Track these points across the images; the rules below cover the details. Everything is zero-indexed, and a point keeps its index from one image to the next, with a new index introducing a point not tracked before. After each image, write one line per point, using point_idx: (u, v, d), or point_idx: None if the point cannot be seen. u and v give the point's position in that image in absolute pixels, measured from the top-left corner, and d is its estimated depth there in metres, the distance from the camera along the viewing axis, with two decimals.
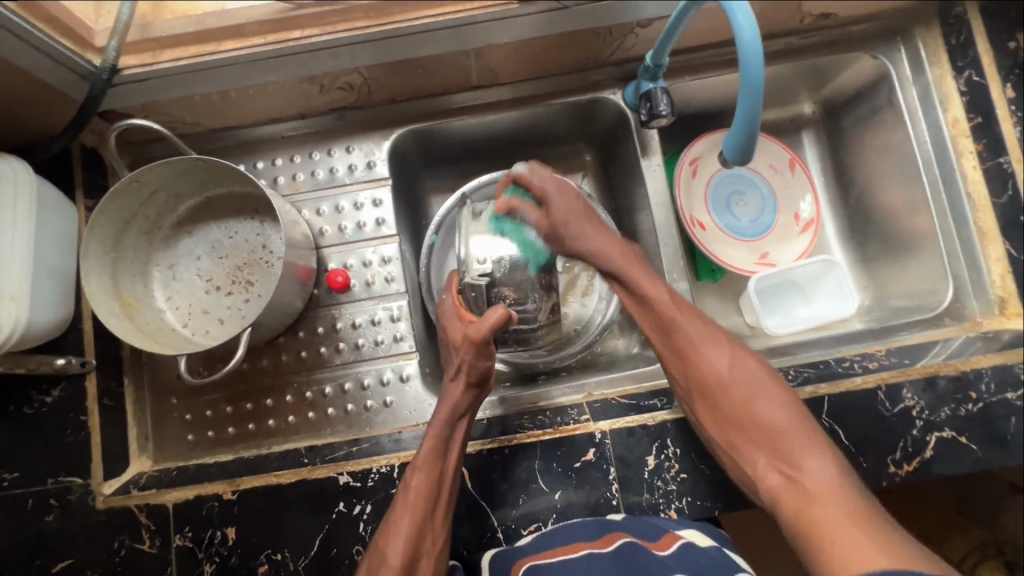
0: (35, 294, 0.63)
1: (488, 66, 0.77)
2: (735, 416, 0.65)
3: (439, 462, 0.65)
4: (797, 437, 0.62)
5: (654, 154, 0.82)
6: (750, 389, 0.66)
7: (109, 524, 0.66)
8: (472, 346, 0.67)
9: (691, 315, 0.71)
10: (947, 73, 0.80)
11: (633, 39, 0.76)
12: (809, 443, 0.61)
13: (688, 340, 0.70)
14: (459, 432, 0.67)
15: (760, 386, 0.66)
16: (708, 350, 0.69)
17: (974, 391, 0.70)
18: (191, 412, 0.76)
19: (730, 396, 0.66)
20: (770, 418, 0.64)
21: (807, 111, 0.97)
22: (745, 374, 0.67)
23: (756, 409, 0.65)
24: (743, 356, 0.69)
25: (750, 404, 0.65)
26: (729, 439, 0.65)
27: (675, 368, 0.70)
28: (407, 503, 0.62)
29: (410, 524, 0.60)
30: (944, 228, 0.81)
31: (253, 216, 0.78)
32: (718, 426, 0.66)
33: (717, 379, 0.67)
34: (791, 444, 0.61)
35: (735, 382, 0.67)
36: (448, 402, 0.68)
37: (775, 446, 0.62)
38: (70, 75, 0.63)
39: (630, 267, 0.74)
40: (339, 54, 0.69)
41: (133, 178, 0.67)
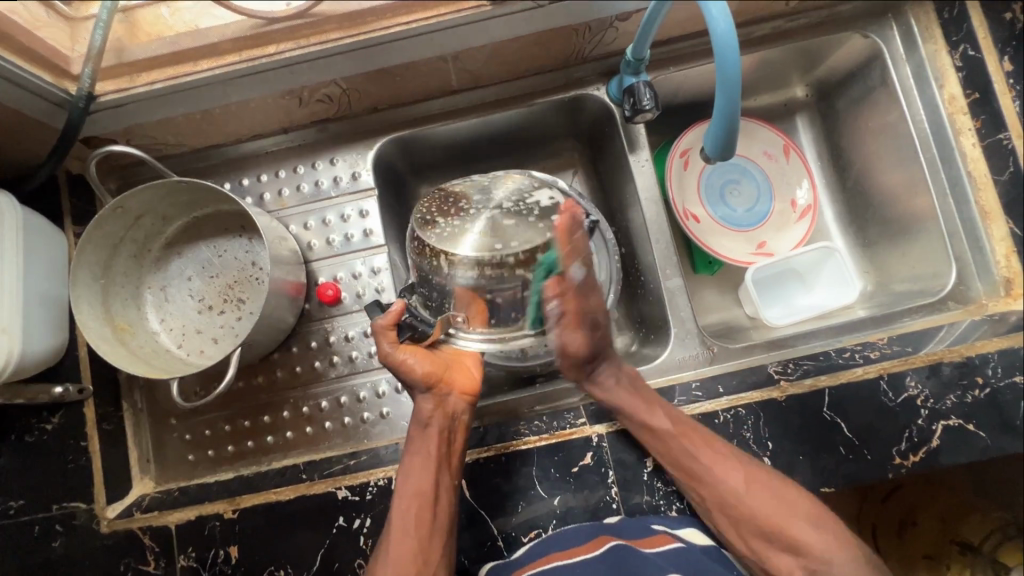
0: (28, 325, 0.63)
1: (467, 69, 0.76)
2: (760, 526, 0.66)
3: (419, 478, 0.64)
4: (819, 539, 0.64)
5: (642, 150, 0.81)
6: (774, 506, 0.65)
7: (114, 548, 0.67)
8: (392, 366, 0.68)
9: (705, 443, 0.67)
10: (942, 48, 0.77)
11: (613, 34, 0.74)
12: (833, 540, 0.64)
13: (703, 473, 0.66)
14: (433, 441, 0.66)
15: (782, 497, 0.65)
16: (721, 473, 0.66)
17: (980, 376, 0.68)
18: (190, 432, 0.76)
19: (749, 511, 0.66)
20: (785, 525, 0.64)
21: (801, 95, 0.94)
22: (758, 485, 0.66)
23: (771, 517, 0.65)
24: (752, 471, 0.66)
25: (780, 522, 0.65)
26: (747, 540, 0.68)
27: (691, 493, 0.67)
28: (398, 523, 0.63)
29: (410, 545, 0.62)
30: (944, 208, 0.79)
31: (241, 234, 0.78)
32: (748, 538, 0.67)
33: (743, 505, 0.66)
34: (817, 548, 0.64)
35: (752, 498, 0.65)
36: (415, 417, 0.68)
37: (800, 552, 0.64)
38: (44, 104, 0.63)
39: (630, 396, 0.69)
40: (315, 67, 0.68)
41: (117, 203, 0.67)
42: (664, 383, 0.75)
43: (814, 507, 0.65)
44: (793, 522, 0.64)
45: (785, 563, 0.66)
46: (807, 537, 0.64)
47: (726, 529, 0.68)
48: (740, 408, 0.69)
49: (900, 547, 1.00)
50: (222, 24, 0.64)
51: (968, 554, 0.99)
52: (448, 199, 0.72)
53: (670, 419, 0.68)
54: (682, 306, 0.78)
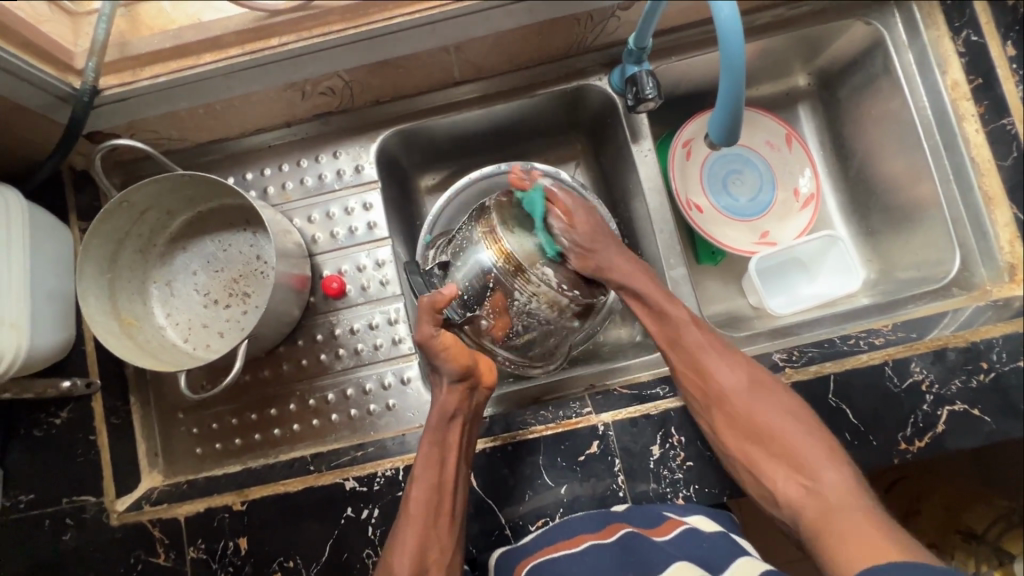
0: (35, 319, 0.63)
1: (469, 60, 0.76)
2: (760, 430, 0.67)
3: (436, 471, 0.64)
4: (814, 452, 0.64)
5: (644, 139, 0.81)
6: (777, 416, 0.67)
7: (124, 540, 0.67)
8: (430, 349, 0.64)
9: (700, 341, 0.70)
10: (944, 34, 0.77)
11: (616, 23, 0.74)
12: (828, 457, 0.64)
13: (706, 376, 0.69)
14: (455, 436, 0.66)
15: (789, 411, 0.66)
16: (725, 379, 0.69)
17: (985, 361, 0.68)
18: (198, 425, 0.76)
19: (748, 421, 0.68)
20: (786, 436, 0.66)
21: (803, 84, 0.94)
22: (760, 395, 0.68)
23: (772, 424, 0.67)
24: (760, 384, 0.68)
25: (780, 429, 0.66)
26: (745, 450, 0.67)
27: (693, 394, 0.69)
28: (408, 515, 0.62)
29: (411, 537, 0.61)
30: (948, 195, 0.79)
31: (245, 227, 0.78)
32: (749, 453, 0.67)
33: (741, 414, 0.68)
34: (809, 462, 0.64)
35: (750, 411, 0.68)
36: (436, 407, 0.66)
37: (795, 464, 0.65)
38: (49, 98, 0.63)
39: (643, 283, 0.72)
40: (319, 59, 0.68)
41: (122, 197, 0.67)
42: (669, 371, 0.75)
43: (816, 428, 0.65)
44: (791, 426, 0.66)
45: (784, 485, 0.66)
46: (805, 446, 0.65)
47: (729, 443, 0.67)
48: None
49: None
50: (225, 17, 0.64)
51: (972, 542, 0.98)
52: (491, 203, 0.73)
53: (679, 310, 0.71)
54: (686, 295, 0.78)
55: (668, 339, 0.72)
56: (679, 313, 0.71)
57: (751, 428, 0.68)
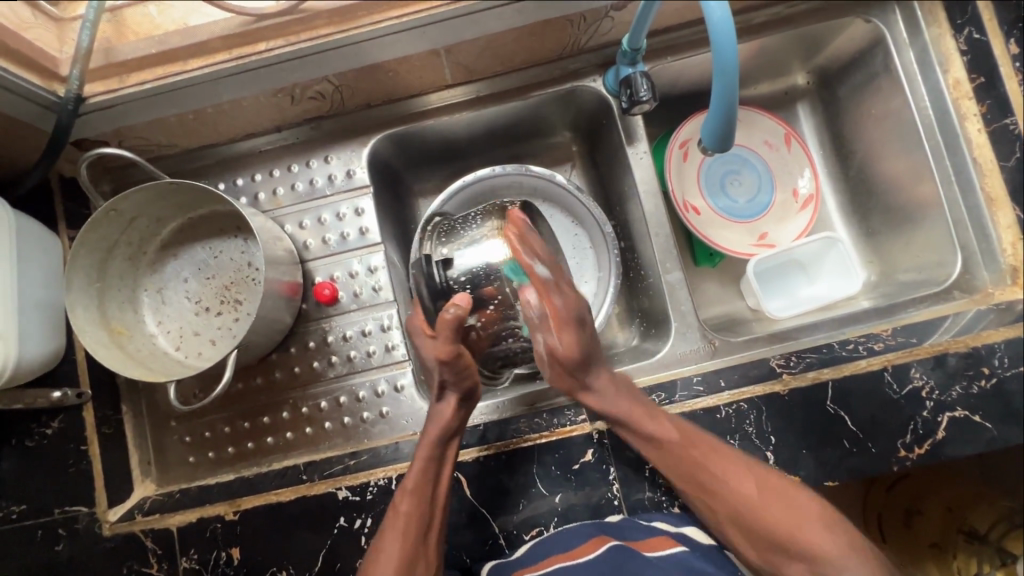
0: (24, 330, 0.63)
1: (460, 63, 0.74)
2: (768, 535, 0.62)
3: (430, 485, 0.63)
4: (836, 549, 0.59)
5: (640, 141, 0.79)
6: (795, 520, 0.60)
7: (116, 550, 0.67)
8: (453, 368, 0.62)
9: (708, 453, 0.64)
10: (946, 32, 0.75)
11: (609, 23, 0.73)
12: (848, 544, 0.59)
13: (712, 486, 0.63)
14: (449, 453, 0.66)
15: (795, 506, 0.61)
16: (732, 484, 0.62)
17: (987, 367, 0.67)
18: (191, 433, 0.76)
19: (763, 522, 0.61)
20: (808, 541, 0.60)
21: (802, 83, 0.93)
22: (773, 496, 0.62)
23: (789, 528, 0.60)
24: (765, 483, 0.62)
25: (785, 530, 0.60)
26: (767, 555, 0.62)
27: (704, 508, 0.64)
28: (397, 527, 0.61)
29: (400, 550, 0.59)
30: (949, 196, 0.77)
31: (236, 234, 0.78)
32: (767, 557, 0.62)
33: (761, 527, 0.62)
34: (841, 562, 0.58)
35: (768, 519, 0.61)
36: (438, 421, 0.65)
37: (814, 560, 0.59)
38: (33, 107, 0.62)
39: (625, 407, 0.65)
40: (307, 64, 0.67)
41: (110, 206, 0.67)
42: (667, 377, 0.74)
43: (826, 519, 0.61)
44: (799, 529, 0.60)
45: (798, 571, 0.61)
46: (824, 543, 0.59)
47: (745, 544, 0.63)
48: (742, 402, 0.69)
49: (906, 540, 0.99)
50: (211, 22, 0.63)
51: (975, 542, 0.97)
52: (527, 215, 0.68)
53: (668, 427, 0.64)
54: (683, 299, 0.77)
55: (672, 463, 0.64)
56: (671, 432, 0.64)
57: (767, 529, 0.61)
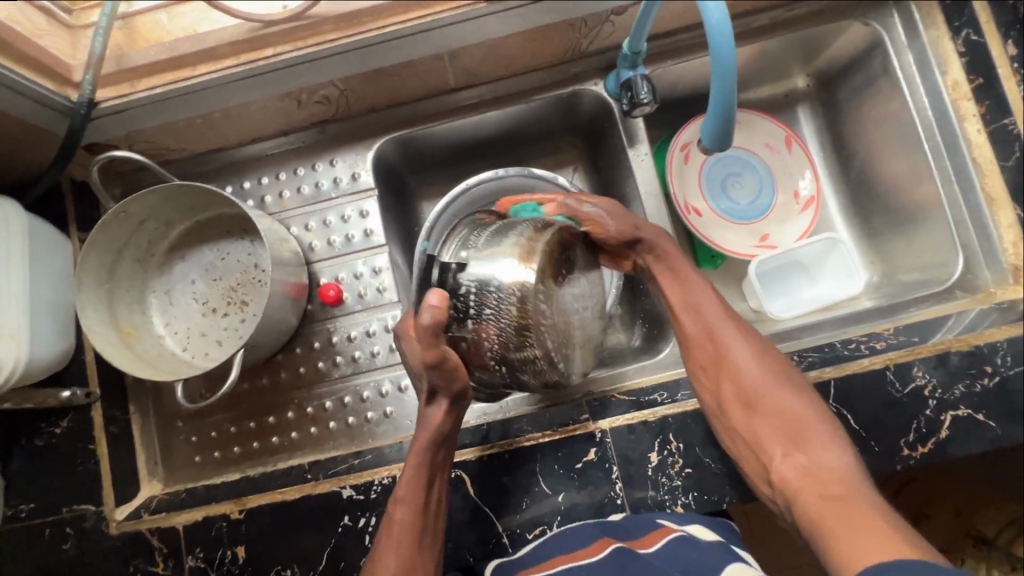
0: (34, 330, 0.64)
1: (464, 67, 0.76)
2: (762, 414, 0.65)
3: (421, 494, 0.63)
4: (814, 430, 0.62)
5: (641, 143, 0.80)
6: (778, 392, 0.65)
7: (123, 549, 0.67)
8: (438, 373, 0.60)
9: (714, 305, 0.71)
10: (944, 34, 0.76)
11: (610, 28, 0.74)
12: (828, 434, 0.61)
13: (716, 335, 0.69)
14: (440, 456, 0.65)
15: (786, 380, 0.66)
16: (733, 351, 0.68)
17: (989, 365, 0.67)
18: (196, 433, 0.76)
19: (755, 391, 0.66)
20: (785, 409, 0.64)
21: (802, 86, 0.93)
22: (772, 376, 0.66)
23: (777, 398, 0.65)
24: (767, 355, 0.68)
25: (770, 398, 0.65)
26: (745, 437, 0.64)
27: (698, 372, 0.69)
28: (391, 538, 0.62)
29: (395, 562, 0.60)
30: (950, 196, 0.77)
31: (243, 236, 0.79)
32: (744, 420, 0.65)
33: (743, 379, 0.67)
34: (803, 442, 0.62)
35: (749, 384, 0.66)
36: (427, 430, 0.64)
37: (794, 441, 0.62)
38: (47, 111, 0.63)
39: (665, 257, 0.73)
40: (313, 69, 0.68)
41: (120, 208, 0.68)
42: (670, 377, 0.74)
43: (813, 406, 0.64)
44: (786, 399, 0.65)
45: (775, 455, 0.63)
46: (801, 417, 0.63)
47: (731, 418, 0.65)
48: None
49: None
50: (219, 28, 0.64)
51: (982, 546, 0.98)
52: (562, 260, 0.62)
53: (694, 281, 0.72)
54: None
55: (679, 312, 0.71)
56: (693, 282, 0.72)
57: (752, 400, 0.66)
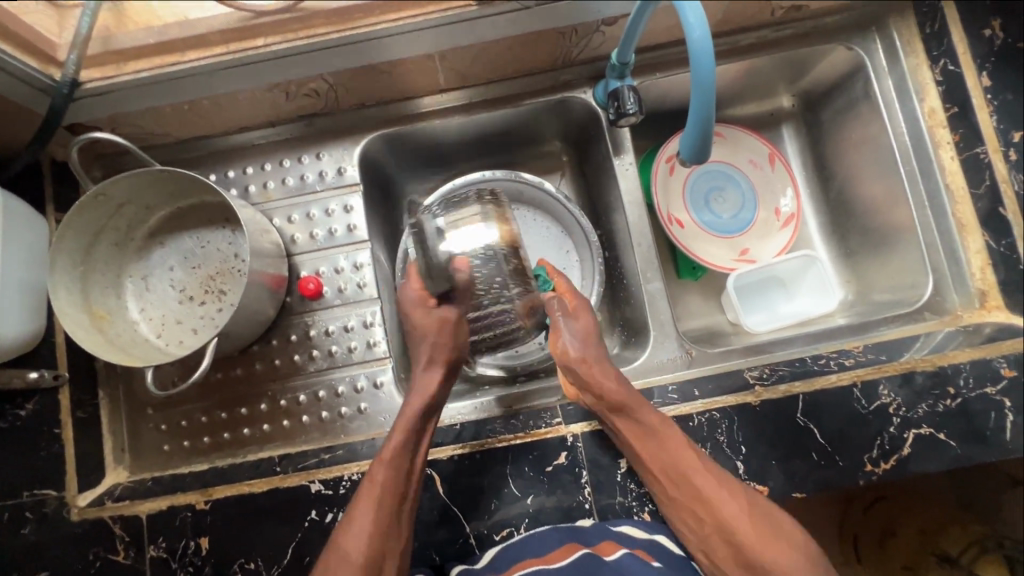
0: (3, 309, 0.63)
1: (455, 69, 0.76)
2: (741, 553, 0.61)
3: (408, 458, 0.65)
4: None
5: (627, 152, 0.81)
6: (764, 546, 0.60)
7: (84, 535, 0.66)
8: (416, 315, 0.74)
9: (679, 448, 0.64)
10: (923, 63, 0.78)
11: (600, 38, 0.75)
12: (814, 566, 0.59)
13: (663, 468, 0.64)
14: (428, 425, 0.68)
15: (772, 520, 0.61)
16: (713, 498, 0.62)
17: (952, 386, 0.68)
18: (167, 422, 0.76)
19: (741, 547, 0.61)
20: (738, 518, 0.61)
21: (787, 105, 0.95)
22: (718, 490, 0.63)
23: (768, 545, 0.60)
24: (753, 507, 0.62)
25: (769, 557, 0.60)
26: None
27: (677, 522, 0.65)
28: (371, 498, 0.61)
29: (373, 520, 0.60)
30: (923, 220, 0.79)
31: (225, 226, 0.78)
32: (732, 568, 0.62)
33: (702, 499, 0.63)
34: (760, 548, 0.60)
35: (704, 498, 0.62)
36: (420, 394, 0.68)
37: None
38: (28, 89, 0.62)
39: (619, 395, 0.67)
40: (301, 62, 0.68)
41: (99, 191, 0.67)
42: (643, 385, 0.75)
43: (793, 538, 0.60)
44: (778, 554, 0.60)
45: None
46: (789, 562, 0.59)
47: (724, 562, 0.63)
48: (714, 411, 0.69)
49: (881, 562, 0.99)
50: (210, 16, 0.64)
51: (947, 566, 0.97)
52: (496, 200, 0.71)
53: (664, 421, 0.66)
54: (663, 309, 0.79)
55: (655, 466, 0.64)
56: (667, 427, 0.65)
57: (739, 544, 0.61)
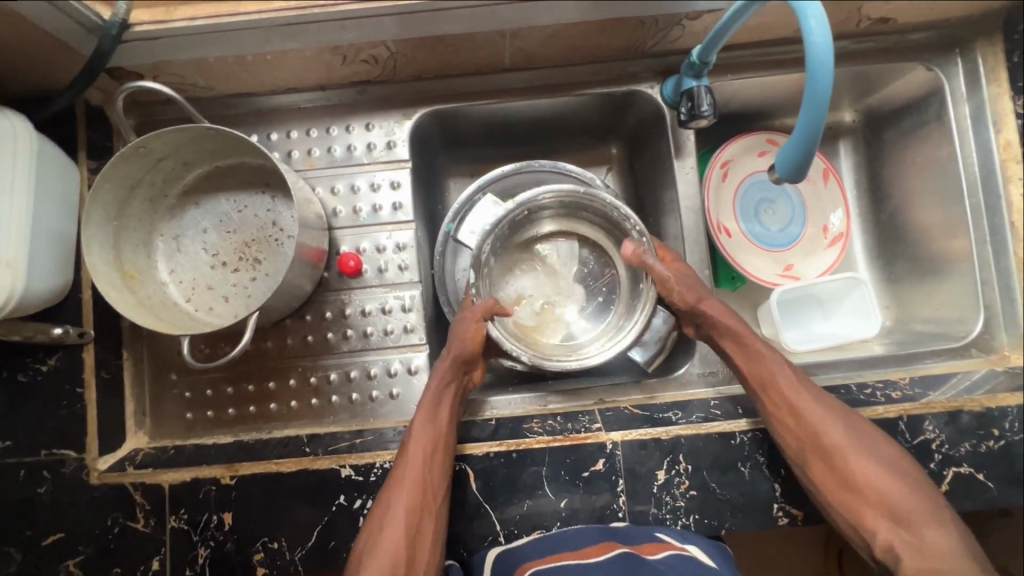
0: (34, 261, 0.59)
1: (523, 49, 0.72)
2: (856, 481, 0.61)
3: (431, 424, 0.65)
4: (914, 501, 0.59)
5: (688, 156, 0.78)
6: (872, 468, 0.61)
7: (103, 500, 0.64)
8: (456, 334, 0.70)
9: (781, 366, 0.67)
10: (1005, 92, 0.75)
11: (679, 32, 0.71)
12: (928, 508, 0.59)
13: (802, 418, 0.64)
14: (445, 404, 0.67)
15: (873, 446, 0.63)
16: (819, 416, 0.64)
17: (997, 428, 0.68)
18: (190, 389, 0.74)
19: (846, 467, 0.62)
20: (885, 482, 0.60)
21: (848, 120, 0.92)
22: (866, 449, 0.62)
23: (872, 471, 0.61)
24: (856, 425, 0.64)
25: (873, 478, 0.61)
26: (848, 504, 0.61)
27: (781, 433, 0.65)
28: (413, 465, 0.63)
29: (409, 485, 0.62)
30: (981, 255, 0.78)
31: (264, 190, 0.75)
32: (836, 490, 0.62)
33: (806, 419, 0.64)
34: (870, 477, 0.61)
35: (857, 456, 0.62)
36: (438, 375, 0.69)
37: (897, 515, 0.59)
38: (74, 25, 0.58)
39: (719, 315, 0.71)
40: (365, 26, 0.63)
41: (140, 143, 0.63)
42: (683, 397, 0.73)
43: (901, 466, 0.62)
44: (887, 472, 0.61)
45: (875, 525, 0.60)
46: (900, 492, 0.60)
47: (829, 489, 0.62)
48: (759, 431, 0.68)
49: None
50: None
51: None
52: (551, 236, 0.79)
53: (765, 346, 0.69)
54: None
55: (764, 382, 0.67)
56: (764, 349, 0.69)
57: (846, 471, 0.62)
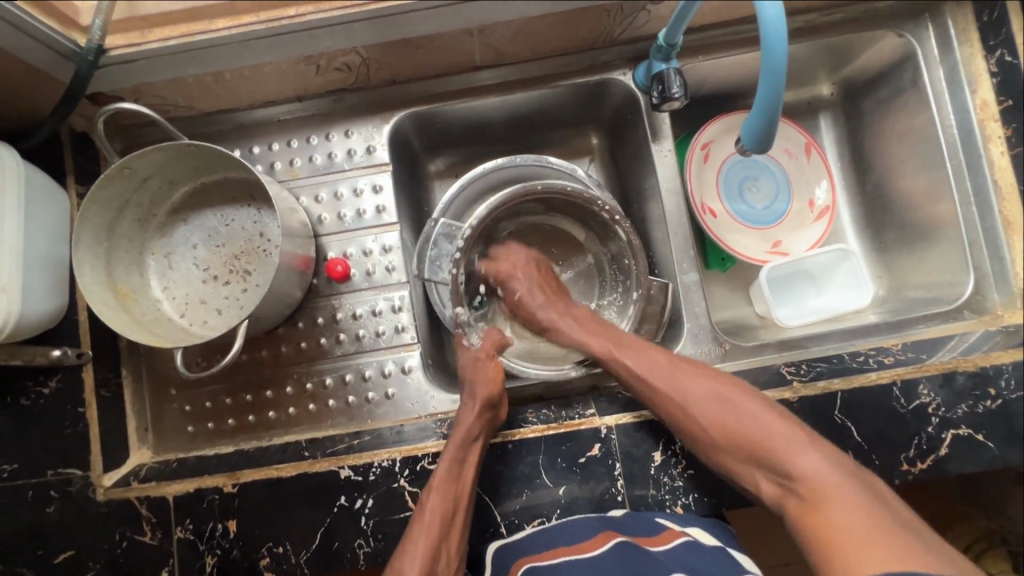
0: (28, 285, 0.61)
1: (492, 45, 0.73)
2: (724, 445, 0.61)
3: (455, 484, 0.63)
4: (784, 447, 0.58)
5: (665, 140, 0.79)
6: (745, 425, 0.60)
7: (110, 516, 0.65)
8: (471, 375, 0.70)
9: (629, 349, 0.69)
10: (977, 52, 0.75)
11: (645, 17, 0.71)
12: (797, 443, 0.58)
13: (664, 398, 0.65)
14: (473, 458, 0.65)
15: (736, 403, 0.62)
16: (669, 390, 0.65)
17: (993, 388, 0.67)
18: (190, 403, 0.76)
19: (716, 431, 0.61)
20: (751, 436, 0.60)
21: (826, 94, 0.92)
22: (721, 405, 0.62)
23: (740, 429, 0.60)
24: (717, 386, 0.64)
25: (744, 434, 0.60)
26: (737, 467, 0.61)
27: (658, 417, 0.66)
28: (426, 522, 0.61)
29: (426, 544, 0.59)
30: (967, 217, 0.77)
31: (249, 203, 0.76)
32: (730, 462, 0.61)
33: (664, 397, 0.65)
34: (737, 441, 0.60)
35: (721, 423, 0.61)
36: (460, 428, 0.65)
37: (777, 467, 0.58)
38: (50, 54, 0.59)
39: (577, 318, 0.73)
40: (333, 34, 0.64)
41: (124, 164, 0.64)
42: None
43: (773, 413, 0.61)
44: (751, 423, 0.60)
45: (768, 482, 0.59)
46: (772, 441, 0.59)
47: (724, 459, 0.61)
48: None
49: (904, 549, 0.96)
50: None
51: None
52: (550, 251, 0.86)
53: (610, 333, 0.71)
54: (697, 301, 0.79)
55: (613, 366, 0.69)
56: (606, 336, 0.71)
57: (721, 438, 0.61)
